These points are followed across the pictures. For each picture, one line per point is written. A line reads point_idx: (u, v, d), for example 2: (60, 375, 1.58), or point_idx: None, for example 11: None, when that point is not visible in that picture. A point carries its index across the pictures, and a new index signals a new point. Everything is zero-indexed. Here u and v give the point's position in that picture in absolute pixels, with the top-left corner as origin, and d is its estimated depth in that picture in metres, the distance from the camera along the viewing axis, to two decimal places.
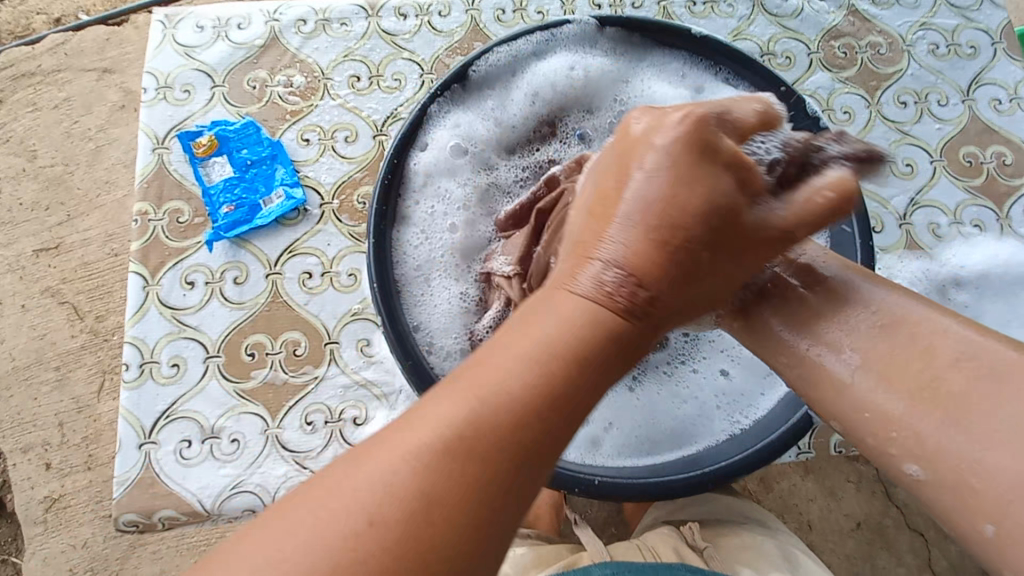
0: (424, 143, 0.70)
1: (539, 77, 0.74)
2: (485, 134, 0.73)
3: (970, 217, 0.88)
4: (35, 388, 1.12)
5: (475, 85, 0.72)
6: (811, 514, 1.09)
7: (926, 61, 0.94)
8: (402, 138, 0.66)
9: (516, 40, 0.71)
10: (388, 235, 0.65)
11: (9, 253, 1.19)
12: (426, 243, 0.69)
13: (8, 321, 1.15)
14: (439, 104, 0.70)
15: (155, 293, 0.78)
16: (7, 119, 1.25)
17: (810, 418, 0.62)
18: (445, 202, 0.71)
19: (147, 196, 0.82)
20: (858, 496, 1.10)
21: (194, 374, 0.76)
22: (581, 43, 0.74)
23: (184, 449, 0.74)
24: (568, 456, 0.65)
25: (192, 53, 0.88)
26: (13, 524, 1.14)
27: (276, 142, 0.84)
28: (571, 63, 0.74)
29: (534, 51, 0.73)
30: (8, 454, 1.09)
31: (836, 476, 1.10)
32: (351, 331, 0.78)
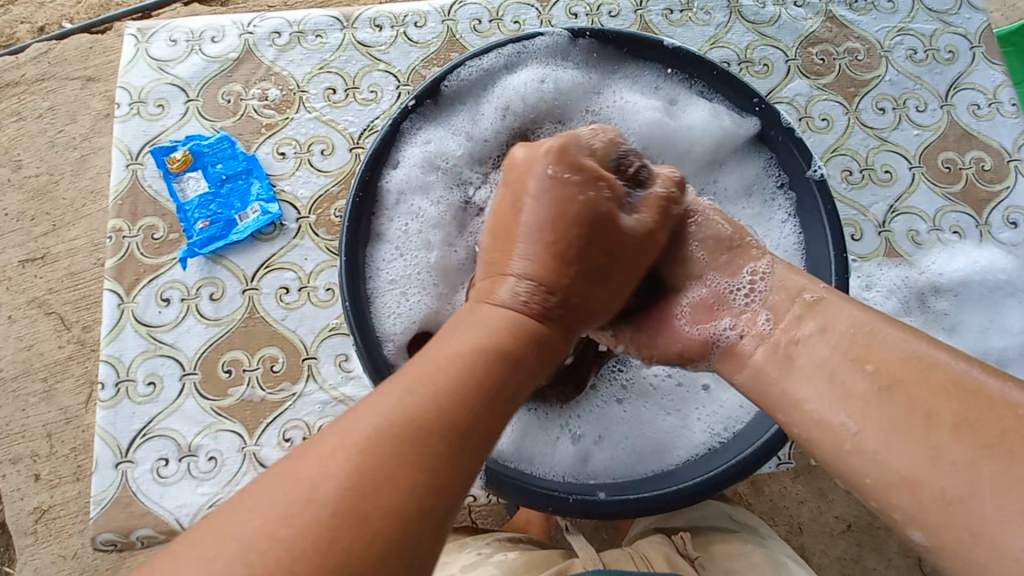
0: (397, 160, 0.70)
1: (510, 90, 0.74)
2: (457, 148, 0.73)
3: (950, 223, 0.88)
4: (23, 399, 1.11)
5: (447, 100, 0.72)
6: (801, 516, 1.10)
7: (903, 67, 0.94)
8: (374, 154, 0.65)
9: (487, 54, 0.71)
10: (360, 255, 0.65)
11: None
12: (402, 261, 0.68)
13: None
14: (411, 121, 0.70)
15: (130, 311, 0.78)
16: None
17: (789, 433, 0.62)
18: (420, 219, 0.71)
19: (121, 212, 0.81)
20: (848, 498, 1.10)
21: (170, 392, 0.75)
22: (553, 55, 0.74)
23: (161, 468, 0.73)
24: (552, 473, 0.65)
25: (166, 67, 0.87)
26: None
27: (252, 156, 0.84)
28: (544, 75, 0.74)
29: (505, 64, 0.73)
30: None
31: (825, 477, 1.11)
32: (329, 345, 0.78)
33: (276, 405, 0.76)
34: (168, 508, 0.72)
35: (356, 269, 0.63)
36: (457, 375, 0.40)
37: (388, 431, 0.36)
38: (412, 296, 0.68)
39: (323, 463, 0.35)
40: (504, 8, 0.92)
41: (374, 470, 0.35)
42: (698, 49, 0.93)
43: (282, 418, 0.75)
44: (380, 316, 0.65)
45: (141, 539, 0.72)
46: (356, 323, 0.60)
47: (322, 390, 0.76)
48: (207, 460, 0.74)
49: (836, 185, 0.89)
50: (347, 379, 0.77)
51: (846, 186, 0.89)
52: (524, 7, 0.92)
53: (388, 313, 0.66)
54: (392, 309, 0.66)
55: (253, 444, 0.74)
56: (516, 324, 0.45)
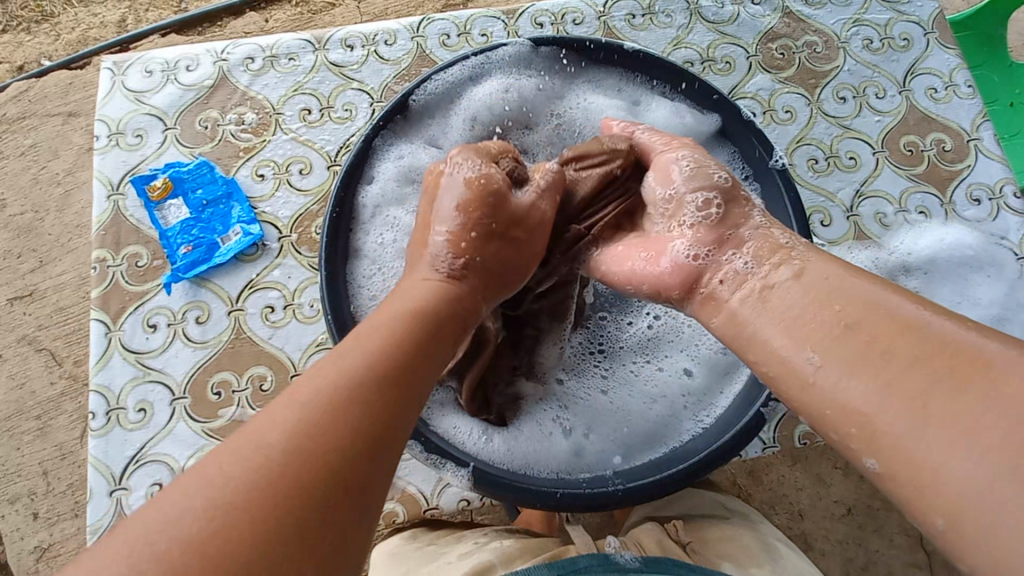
0: (371, 176, 0.72)
1: (475, 102, 0.76)
2: (428, 161, 0.74)
3: (915, 204, 0.91)
4: (17, 437, 1.11)
5: (416, 115, 0.74)
6: (801, 503, 1.11)
7: (861, 56, 0.98)
8: (349, 170, 0.68)
9: (451, 68, 0.74)
10: (340, 270, 0.66)
11: None
12: (382, 274, 0.69)
13: None
14: (383, 137, 0.72)
15: (117, 339, 0.79)
16: None
17: (766, 414, 0.63)
18: (397, 233, 0.72)
19: (105, 242, 0.82)
20: (846, 482, 1.12)
21: (160, 417, 0.76)
22: (516, 64, 0.76)
23: (155, 493, 0.73)
24: (545, 471, 0.66)
25: (143, 98, 0.89)
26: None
27: (231, 180, 0.85)
28: (506, 85, 0.76)
29: (469, 76, 0.75)
30: None
31: (823, 463, 1.12)
32: (316, 361, 0.79)
33: None
34: None
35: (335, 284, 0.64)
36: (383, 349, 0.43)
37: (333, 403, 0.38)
38: None
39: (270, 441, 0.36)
40: (471, 22, 0.94)
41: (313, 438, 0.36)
42: (661, 51, 0.95)
43: None
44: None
45: None
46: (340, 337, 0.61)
47: None
48: None
49: (803, 173, 0.92)
50: None
51: (813, 174, 0.91)
52: (491, 20, 0.95)
53: None
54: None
55: None
56: (410, 322, 0.46)
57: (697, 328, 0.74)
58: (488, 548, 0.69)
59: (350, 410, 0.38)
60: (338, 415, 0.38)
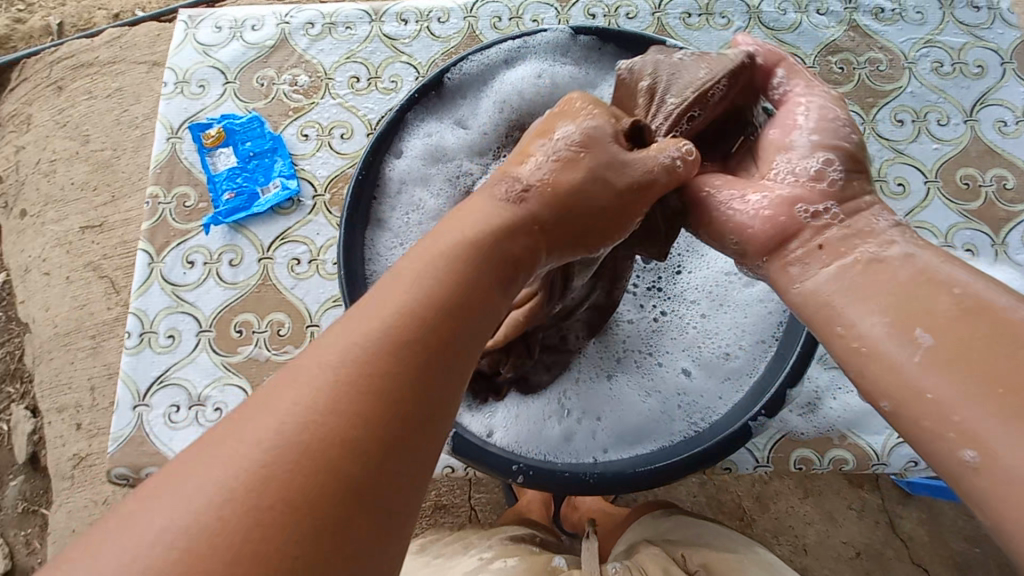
0: (400, 150, 0.74)
1: (506, 86, 0.77)
2: (455, 140, 0.77)
3: (962, 240, 0.86)
4: (73, 353, 1.22)
5: (449, 93, 0.76)
6: (807, 537, 1.08)
7: (927, 80, 0.92)
8: (379, 137, 0.71)
9: (489, 50, 0.76)
10: (358, 235, 0.69)
11: (60, 228, 1.31)
12: (401, 247, 0.72)
13: (56, 290, 1.27)
14: (415, 111, 0.74)
15: (158, 270, 0.85)
16: (67, 106, 1.37)
17: (751, 428, 0.63)
18: (419, 209, 0.74)
19: (159, 180, 0.89)
20: (859, 524, 1.08)
21: (186, 345, 0.82)
22: (553, 51, 0.77)
23: (172, 413, 0.80)
24: (533, 451, 0.67)
25: (210, 52, 0.95)
26: (43, 478, 1.28)
27: (278, 136, 0.90)
28: (540, 70, 0.77)
29: (505, 59, 0.77)
30: (47, 411, 1.21)
31: (837, 501, 1.09)
32: (331, 315, 0.83)
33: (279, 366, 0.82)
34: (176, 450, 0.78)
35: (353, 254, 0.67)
36: (388, 331, 0.37)
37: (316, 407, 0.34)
38: None
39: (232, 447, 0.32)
40: (524, 7, 0.95)
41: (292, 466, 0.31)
42: (712, 53, 0.93)
43: None
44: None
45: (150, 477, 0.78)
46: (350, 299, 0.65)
47: None
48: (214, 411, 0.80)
49: None
50: None
51: None
52: (544, 7, 0.96)
53: None
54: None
55: None
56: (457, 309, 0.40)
57: (702, 331, 0.73)
58: (492, 568, 0.66)
59: (350, 439, 0.33)
60: (343, 410, 0.33)
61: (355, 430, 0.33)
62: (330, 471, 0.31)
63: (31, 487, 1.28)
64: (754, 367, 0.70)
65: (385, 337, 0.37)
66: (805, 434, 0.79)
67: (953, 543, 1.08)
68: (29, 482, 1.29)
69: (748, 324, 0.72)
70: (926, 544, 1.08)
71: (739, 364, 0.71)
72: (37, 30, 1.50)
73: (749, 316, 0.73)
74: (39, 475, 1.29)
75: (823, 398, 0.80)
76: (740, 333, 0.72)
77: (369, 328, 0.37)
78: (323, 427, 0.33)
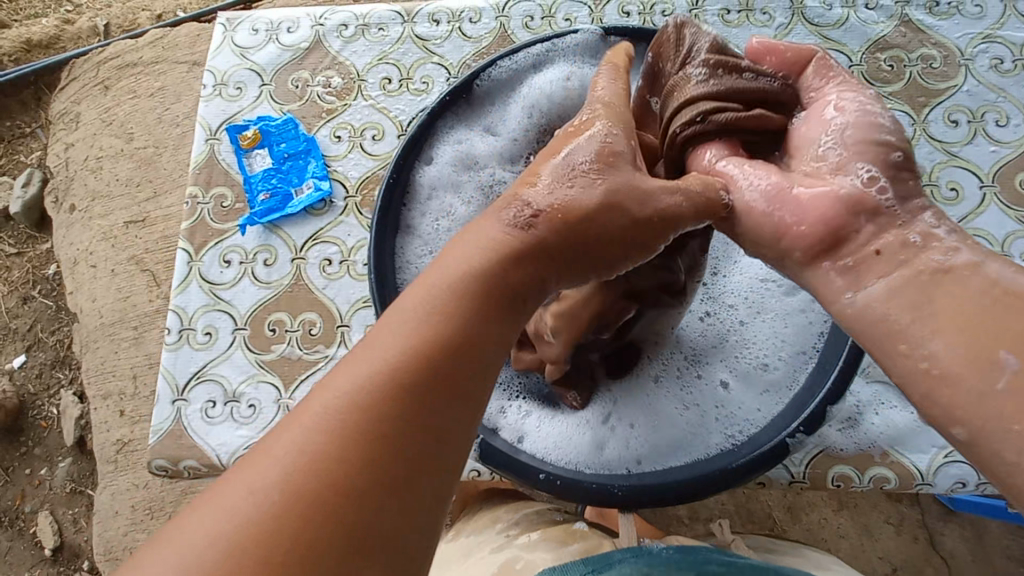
0: (431, 158, 0.74)
1: (535, 91, 0.77)
2: (485, 146, 0.77)
3: (1020, 250, 0.81)
4: (117, 343, 1.28)
5: (479, 98, 0.76)
6: (840, 551, 1.04)
7: (986, 77, 0.87)
8: (409, 144, 0.71)
9: (518, 54, 0.75)
10: (390, 243, 0.70)
11: (106, 223, 1.37)
12: (430, 254, 0.73)
13: (102, 282, 1.33)
14: (446, 119, 0.75)
15: (197, 269, 0.88)
16: (113, 105, 1.42)
17: (788, 445, 0.61)
18: (450, 218, 0.75)
19: (198, 180, 0.91)
20: (897, 539, 1.04)
21: (223, 343, 0.85)
22: (583, 53, 0.76)
23: (209, 408, 0.82)
24: (563, 459, 0.66)
25: (247, 54, 0.97)
26: (90, 461, 1.35)
27: (311, 138, 0.92)
28: (569, 73, 0.76)
29: (533, 63, 0.77)
30: (93, 398, 1.27)
31: (873, 514, 1.05)
32: (361, 316, 0.85)
33: (311, 365, 0.83)
34: (212, 444, 0.81)
35: (386, 263, 0.68)
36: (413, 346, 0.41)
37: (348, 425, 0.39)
38: None
39: (250, 484, 0.36)
40: (557, 6, 0.94)
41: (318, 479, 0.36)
42: None
43: (315, 376, 0.83)
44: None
45: (187, 470, 0.80)
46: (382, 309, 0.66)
47: None
48: (248, 407, 0.82)
49: None
50: None
51: None
52: (577, 5, 0.94)
53: None
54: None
55: (288, 398, 0.82)
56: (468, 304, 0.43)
57: (740, 342, 0.71)
58: (517, 544, 0.72)
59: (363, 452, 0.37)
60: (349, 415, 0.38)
61: (374, 434, 0.38)
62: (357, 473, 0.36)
63: (78, 469, 1.35)
64: (794, 379, 0.67)
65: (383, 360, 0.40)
66: (846, 450, 0.76)
67: (998, 564, 1.03)
68: (77, 464, 1.36)
69: (789, 335, 0.70)
70: (969, 563, 1.03)
71: (778, 376, 0.68)
72: (86, 31, 1.55)
73: (790, 326, 0.70)
74: (85, 457, 1.36)
75: (864, 414, 0.77)
76: (780, 344, 0.70)
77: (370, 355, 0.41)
78: (342, 439, 0.37)
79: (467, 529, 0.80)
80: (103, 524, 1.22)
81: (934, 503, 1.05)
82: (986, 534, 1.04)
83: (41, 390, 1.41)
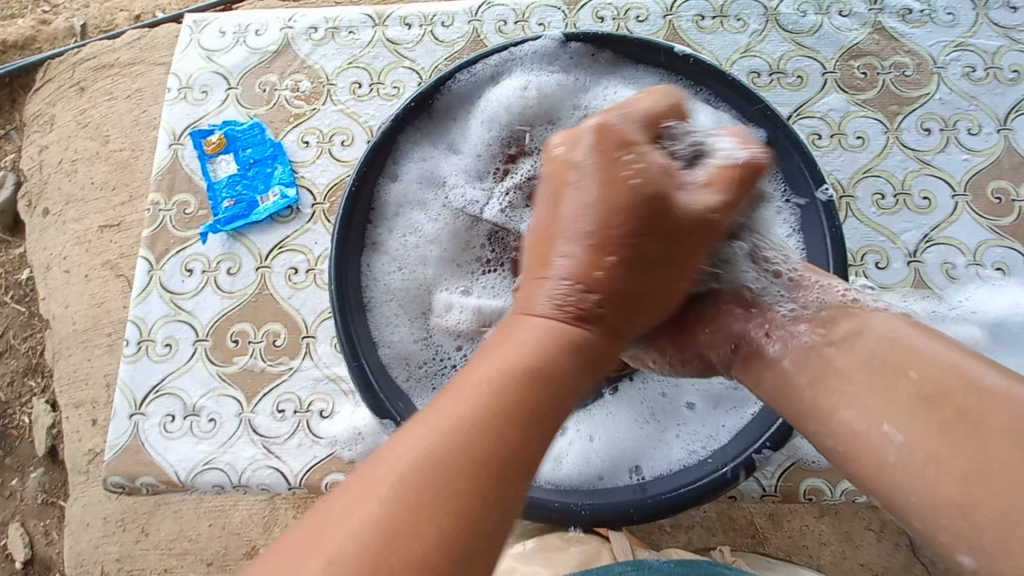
0: (395, 172, 0.73)
1: (495, 100, 0.76)
2: (450, 164, 0.76)
3: (992, 259, 0.80)
4: (90, 350, 1.23)
5: (441, 110, 0.75)
6: (822, 558, 1.03)
7: (958, 85, 0.87)
8: (368, 159, 0.69)
9: (476, 66, 0.74)
10: (354, 264, 0.68)
11: (79, 227, 1.33)
12: (399, 271, 0.72)
13: (75, 288, 1.29)
14: (409, 134, 0.74)
15: (157, 278, 0.85)
16: (88, 106, 1.39)
17: (755, 461, 0.60)
18: (416, 232, 0.74)
19: (160, 187, 0.89)
20: (878, 546, 1.03)
21: (183, 354, 0.82)
22: (540, 59, 0.76)
23: (167, 423, 0.79)
24: None
25: (213, 57, 0.94)
26: (62, 472, 1.31)
27: (278, 143, 0.89)
28: (528, 81, 0.76)
29: (492, 74, 0.76)
30: (64, 406, 1.23)
31: (854, 521, 1.04)
32: (327, 327, 0.82)
33: (275, 377, 0.81)
34: (171, 460, 0.78)
35: (350, 283, 0.67)
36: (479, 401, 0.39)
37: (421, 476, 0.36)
38: (399, 307, 0.71)
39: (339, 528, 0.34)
40: (530, 10, 0.93)
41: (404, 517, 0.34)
42: (726, 58, 0.89)
43: (279, 389, 0.80)
44: (375, 322, 0.69)
45: (145, 486, 0.77)
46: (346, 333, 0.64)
47: (317, 367, 0.81)
48: (208, 420, 0.79)
49: (865, 208, 0.83)
50: (339, 359, 0.81)
51: (876, 211, 0.83)
52: (551, 10, 0.93)
53: (383, 324, 0.69)
54: (388, 317, 0.70)
55: (250, 412, 0.79)
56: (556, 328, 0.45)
57: None
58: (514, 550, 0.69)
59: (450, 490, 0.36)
60: (450, 464, 0.36)
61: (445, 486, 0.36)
62: (452, 521, 0.35)
63: (49, 479, 1.31)
64: None
65: (481, 399, 0.40)
66: (817, 462, 0.75)
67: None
68: (48, 474, 1.31)
69: None
70: (949, 569, 1.02)
71: (745, 391, 0.67)
72: (62, 31, 1.52)
73: None
74: (56, 467, 1.32)
75: None
76: None
77: (459, 397, 0.40)
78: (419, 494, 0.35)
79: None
80: (75, 536, 1.18)
81: None
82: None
83: (12, 398, 1.37)
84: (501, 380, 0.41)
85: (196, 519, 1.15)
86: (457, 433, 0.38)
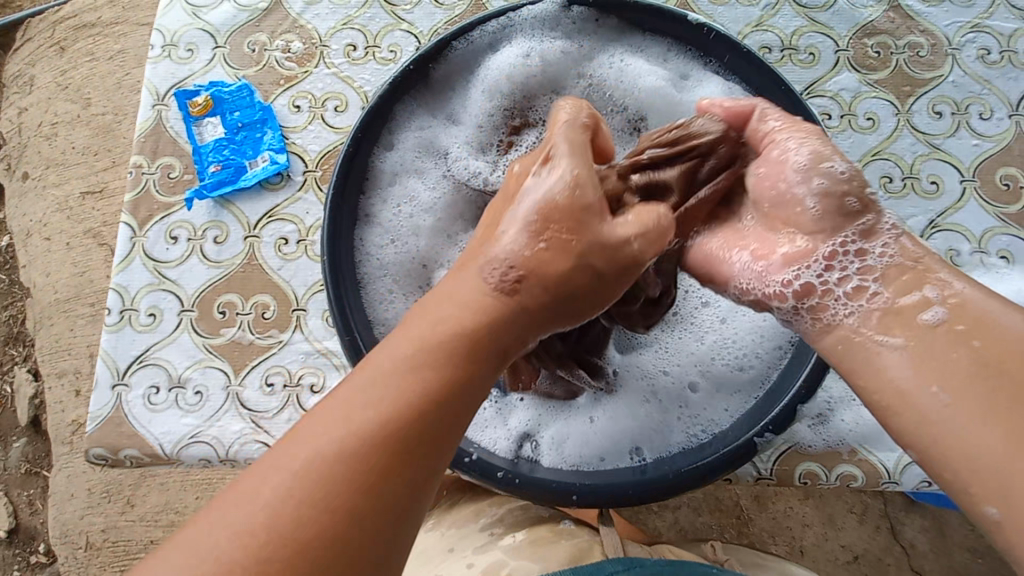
0: (390, 143, 0.70)
1: (492, 69, 0.72)
2: (449, 137, 0.73)
3: (997, 247, 0.79)
4: (73, 320, 1.19)
5: (438, 82, 0.72)
6: (805, 539, 1.04)
7: (972, 68, 0.85)
8: (361, 130, 0.65)
9: (473, 32, 0.70)
10: (347, 241, 0.65)
11: (60, 192, 1.28)
12: (394, 247, 0.70)
13: (56, 256, 1.25)
14: (405, 105, 0.70)
15: (140, 244, 0.82)
16: (68, 67, 1.32)
17: (756, 445, 0.58)
18: (412, 206, 0.71)
19: (143, 149, 0.85)
20: (860, 528, 1.05)
21: (168, 325, 0.79)
22: (541, 24, 0.72)
23: (152, 395, 0.77)
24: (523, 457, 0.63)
25: (199, 13, 0.89)
26: (45, 442, 1.28)
27: (268, 106, 0.85)
28: (528, 48, 0.72)
29: (490, 42, 0.72)
30: (46, 375, 1.20)
31: (838, 504, 1.05)
32: (318, 300, 0.80)
33: (263, 351, 0.78)
34: (155, 434, 0.75)
35: (343, 261, 0.64)
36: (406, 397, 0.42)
37: (333, 456, 0.39)
38: (396, 285, 0.69)
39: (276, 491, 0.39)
40: None
41: (323, 489, 0.39)
42: (737, 31, 0.86)
43: (267, 363, 0.78)
44: (370, 299, 0.67)
45: (129, 459, 0.75)
46: (339, 311, 0.61)
47: (307, 341, 0.78)
48: (195, 393, 0.77)
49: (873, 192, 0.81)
50: (330, 333, 0.79)
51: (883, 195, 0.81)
52: None
53: (380, 303, 0.68)
54: (384, 295, 0.68)
55: (237, 385, 0.77)
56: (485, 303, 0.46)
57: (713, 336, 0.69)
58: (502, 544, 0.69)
59: (333, 481, 0.39)
60: (340, 452, 0.39)
61: (352, 468, 0.39)
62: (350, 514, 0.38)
63: (33, 449, 1.28)
64: (764, 377, 0.66)
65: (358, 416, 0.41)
66: (813, 448, 0.75)
67: (957, 555, 1.04)
68: (32, 444, 1.29)
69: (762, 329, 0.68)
70: (928, 554, 1.04)
71: (748, 372, 0.66)
72: None
73: (763, 321, 0.68)
74: (39, 437, 1.29)
75: (835, 410, 0.75)
76: (753, 338, 0.68)
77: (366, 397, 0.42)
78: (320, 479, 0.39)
79: (450, 518, 0.75)
80: (59, 506, 1.16)
81: (896, 495, 1.06)
82: (945, 525, 1.05)
83: None
84: (403, 380, 0.42)
85: (183, 493, 1.13)
86: (348, 436, 0.40)
